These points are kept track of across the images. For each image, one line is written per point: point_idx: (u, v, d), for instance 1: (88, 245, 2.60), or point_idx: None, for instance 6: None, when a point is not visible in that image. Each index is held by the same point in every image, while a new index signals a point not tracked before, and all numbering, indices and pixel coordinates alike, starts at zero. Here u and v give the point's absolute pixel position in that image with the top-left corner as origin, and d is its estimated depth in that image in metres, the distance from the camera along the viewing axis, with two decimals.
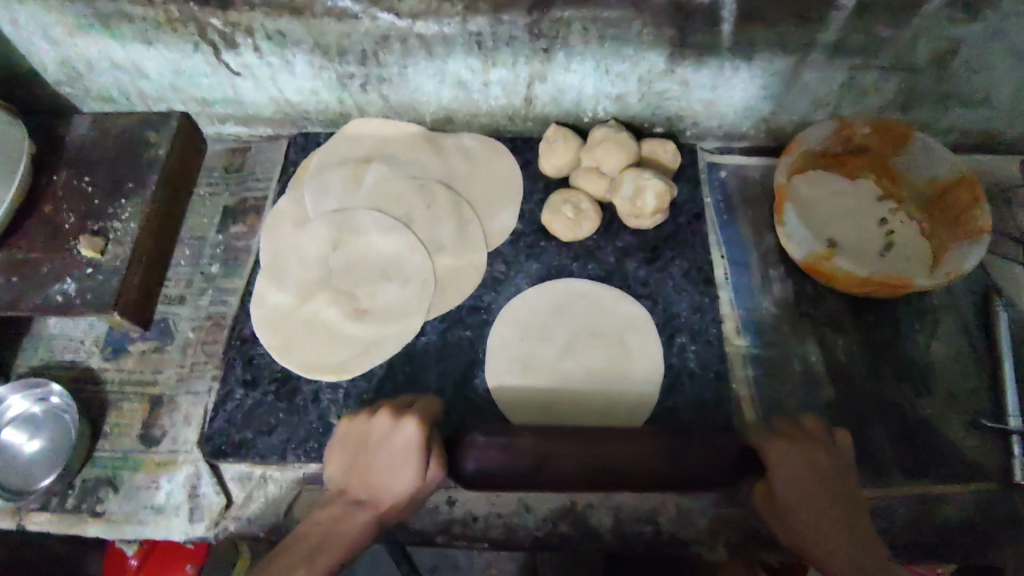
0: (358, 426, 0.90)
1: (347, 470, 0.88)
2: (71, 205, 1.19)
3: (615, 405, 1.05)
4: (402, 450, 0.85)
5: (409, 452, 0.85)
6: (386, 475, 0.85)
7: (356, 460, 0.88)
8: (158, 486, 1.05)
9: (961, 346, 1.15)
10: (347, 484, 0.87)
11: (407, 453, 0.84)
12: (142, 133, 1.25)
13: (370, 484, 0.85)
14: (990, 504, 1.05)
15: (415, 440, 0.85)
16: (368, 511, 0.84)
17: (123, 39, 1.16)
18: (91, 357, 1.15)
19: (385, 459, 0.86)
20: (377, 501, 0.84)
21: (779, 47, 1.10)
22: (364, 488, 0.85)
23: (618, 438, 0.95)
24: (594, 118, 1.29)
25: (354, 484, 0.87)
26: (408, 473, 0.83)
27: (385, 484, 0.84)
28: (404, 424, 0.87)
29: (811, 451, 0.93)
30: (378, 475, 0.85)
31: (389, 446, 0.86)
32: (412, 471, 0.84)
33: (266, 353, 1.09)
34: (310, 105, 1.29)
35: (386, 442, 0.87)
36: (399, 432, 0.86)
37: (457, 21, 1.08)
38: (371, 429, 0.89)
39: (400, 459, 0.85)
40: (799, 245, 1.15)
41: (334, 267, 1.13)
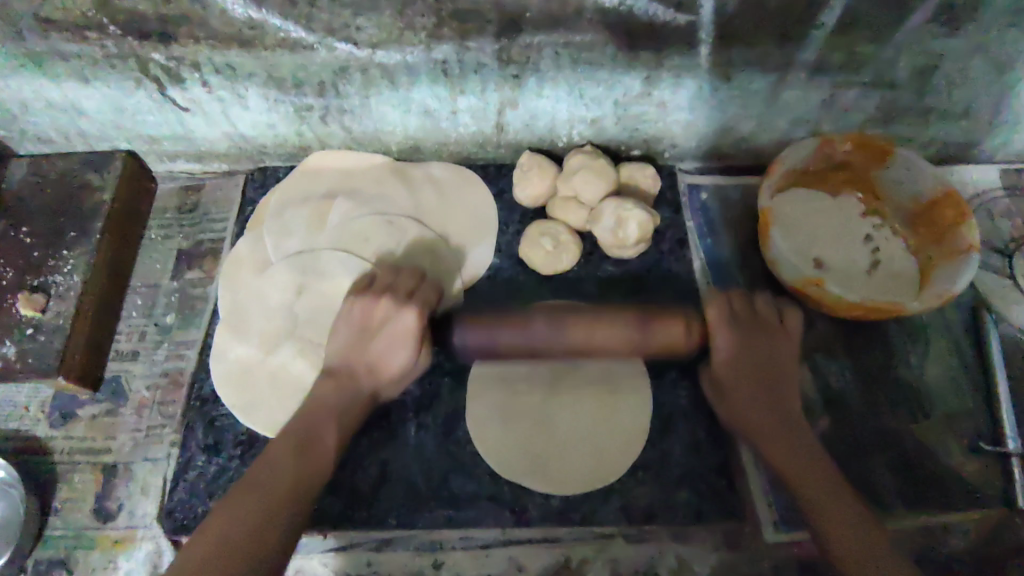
0: (358, 309, 0.93)
1: (348, 347, 0.92)
2: (7, 258, 1.10)
3: (606, 452, 0.98)
4: (401, 334, 0.90)
5: (404, 340, 0.90)
6: (383, 355, 0.91)
7: (357, 345, 0.92)
8: (115, 566, 0.96)
9: (953, 367, 1.12)
10: (348, 360, 0.92)
11: (403, 336, 0.89)
12: (83, 176, 1.16)
13: (364, 358, 0.92)
14: (997, 533, 1.01)
15: (413, 330, 0.89)
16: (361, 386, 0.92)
17: (56, 78, 1.07)
18: (36, 425, 1.06)
19: (386, 340, 0.90)
20: (369, 383, 0.92)
21: (759, 67, 1.06)
22: (355, 367, 0.92)
23: (608, 329, 1.00)
24: (569, 142, 1.23)
25: (349, 354, 0.92)
26: (403, 354, 0.91)
27: (383, 360, 0.91)
28: (405, 311, 0.90)
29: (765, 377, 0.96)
30: (374, 352, 0.91)
31: (388, 331, 0.90)
32: (406, 351, 0.90)
33: (229, 413, 1.01)
34: (267, 138, 1.21)
35: (384, 327, 0.91)
36: (397, 318, 0.90)
37: (420, 49, 1.01)
38: (373, 311, 0.92)
39: (400, 338, 0.90)
40: (788, 270, 1.11)
41: (300, 314, 1.06)
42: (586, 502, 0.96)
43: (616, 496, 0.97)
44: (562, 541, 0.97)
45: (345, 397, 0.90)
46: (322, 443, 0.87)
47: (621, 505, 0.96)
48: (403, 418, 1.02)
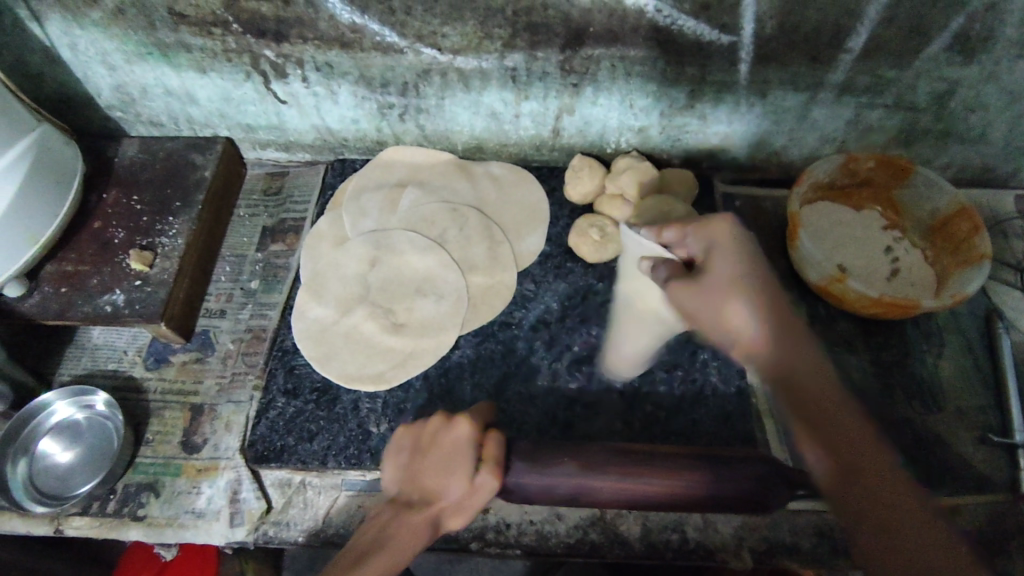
0: (412, 434, 0.89)
1: (403, 472, 0.88)
2: (120, 221, 1.24)
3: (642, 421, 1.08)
4: (451, 449, 0.84)
5: (455, 453, 0.83)
6: (438, 472, 0.83)
7: (411, 466, 0.87)
8: (198, 491, 1.07)
9: (966, 366, 1.21)
10: (400, 489, 0.86)
11: (455, 452, 0.83)
12: (189, 155, 1.32)
13: (422, 488, 0.85)
14: (1003, 515, 1.09)
15: (464, 441, 0.84)
16: (416, 516, 0.82)
17: (178, 68, 1.24)
18: (133, 366, 1.19)
19: (439, 464, 0.84)
20: (426, 513, 0.83)
21: (791, 86, 1.20)
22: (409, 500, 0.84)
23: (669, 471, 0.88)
24: (617, 149, 1.37)
25: (408, 487, 0.86)
26: (456, 475, 0.82)
27: (436, 487, 0.83)
28: (455, 426, 0.85)
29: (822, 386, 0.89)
30: (430, 477, 0.84)
31: (438, 447, 0.85)
32: (460, 480, 0.82)
33: (306, 363, 1.14)
34: (350, 132, 1.36)
35: (436, 441, 0.86)
36: (452, 433, 0.85)
37: (495, 56, 1.17)
38: (426, 429, 0.88)
39: (456, 458, 0.83)
40: (813, 269, 1.22)
41: (372, 284, 1.19)
42: None
43: None
44: None
45: (400, 526, 0.82)
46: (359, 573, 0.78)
47: None
48: (460, 378, 1.13)
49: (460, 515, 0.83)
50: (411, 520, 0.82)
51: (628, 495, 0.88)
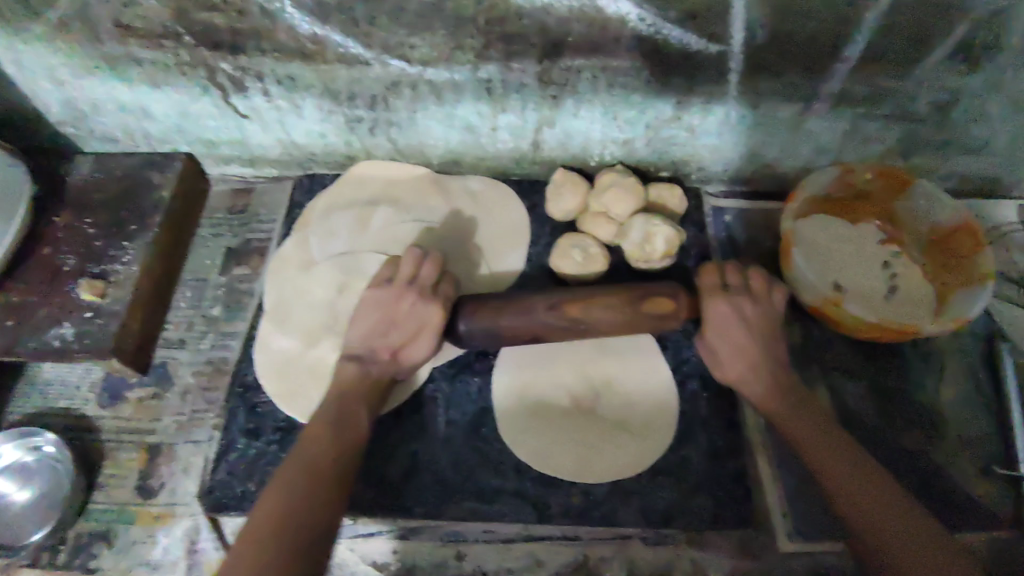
0: (382, 297, 0.98)
1: (368, 334, 0.97)
2: (71, 247, 1.16)
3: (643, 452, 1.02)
4: (425, 328, 0.96)
5: (428, 334, 0.97)
6: (407, 334, 0.97)
7: (378, 326, 0.97)
8: (154, 541, 1.01)
9: (968, 391, 1.16)
10: (368, 347, 0.97)
11: (419, 325, 0.97)
12: (145, 174, 1.24)
13: (390, 310, 0.97)
14: (1004, 553, 1.05)
15: (438, 326, 0.97)
16: (381, 366, 0.97)
17: (130, 82, 1.15)
18: (86, 403, 1.12)
19: (402, 331, 0.97)
20: (389, 369, 0.97)
21: (785, 97, 1.12)
22: (376, 353, 0.97)
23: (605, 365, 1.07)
24: (601, 162, 1.29)
25: (367, 343, 0.97)
26: (425, 345, 0.97)
27: (408, 348, 0.97)
28: (422, 300, 0.97)
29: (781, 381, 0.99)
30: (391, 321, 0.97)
31: (413, 319, 0.97)
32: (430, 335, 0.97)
33: (269, 400, 1.07)
34: (317, 146, 1.28)
35: (409, 316, 0.97)
36: (418, 305, 0.97)
37: (468, 68, 1.08)
38: (396, 301, 0.97)
39: (421, 328, 0.97)
40: (807, 290, 1.16)
41: (340, 312, 1.11)
42: (606, 502, 0.99)
43: (636, 498, 1.00)
44: (580, 540, 1.01)
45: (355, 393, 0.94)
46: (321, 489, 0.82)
47: (639, 508, 0.99)
48: (434, 413, 1.06)
49: (414, 368, 1.00)
50: (377, 372, 0.96)
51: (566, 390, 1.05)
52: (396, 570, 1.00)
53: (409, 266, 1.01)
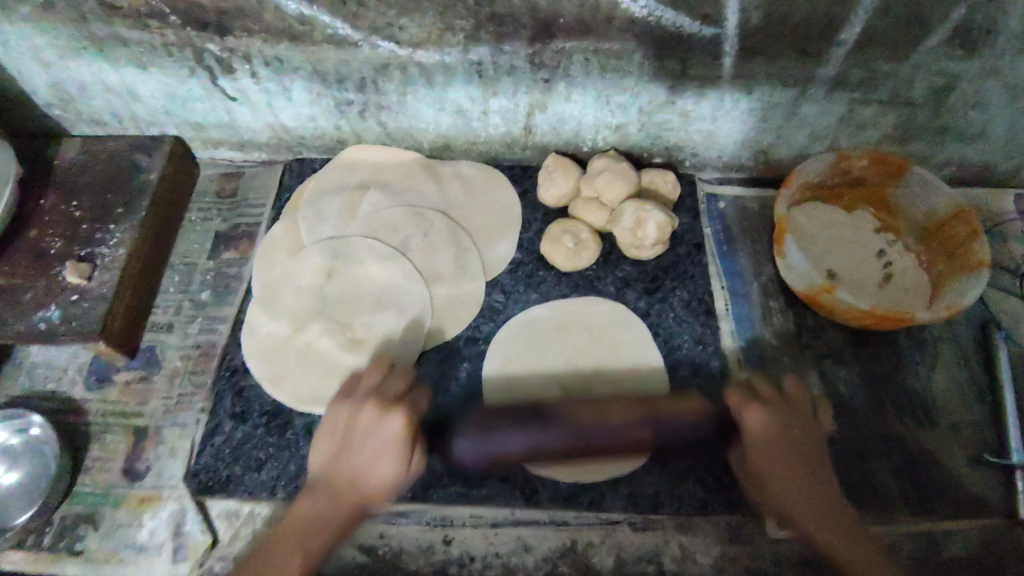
0: (340, 421, 0.86)
1: (330, 460, 0.85)
2: (57, 230, 1.15)
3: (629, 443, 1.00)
4: (386, 443, 0.82)
5: (391, 448, 0.82)
6: (370, 466, 0.82)
7: (338, 457, 0.84)
8: (140, 524, 1.00)
9: (961, 378, 1.15)
10: (330, 472, 0.84)
11: (386, 443, 0.82)
12: (133, 157, 1.23)
13: (346, 478, 0.83)
14: (996, 541, 1.04)
15: (401, 436, 0.82)
16: (351, 492, 0.83)
17: (116, 63, 1.14)
18: (73, 386, 1.12)
19: (371, 450, 0.83)
20: (353, 498, 0.83)
21: (779, 81, 1.11)
22: (336, 484, 0.83)
23: None
24: (593, 147, 1.28)
25: (335, 461, 0.84)
26: (391, 461, 0.82)
27: (371, 467, 0.82)
28: (390, 417, 0.84)
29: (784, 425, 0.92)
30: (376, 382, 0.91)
31: (371, 443, 0.83)
32: (396, 460, 0.82)
33: (257, 384, 1.06)
34: (307, 130, 1.27)
35: (366, 442, 0.83)
36: (387, 426, 0.83)
37: (458, 50, 1.07)
38: (359, 422, 0.85)
39: (384, 446, 0.83)
40: (799, 277, 1.15)
41: (329, 296, 1.10)
42: (593, 488, 0.99)
43: (623, 484, 0.99)
44: (568, 525, 1.00)
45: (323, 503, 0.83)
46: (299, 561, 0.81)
47: (627, 493, 0.99)
48: None
49: (384, 495, 0.84)
50: (337, 503, 0.83)
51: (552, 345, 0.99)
52: (384, 554, 0.99)
53: (376, 379, 0.91)
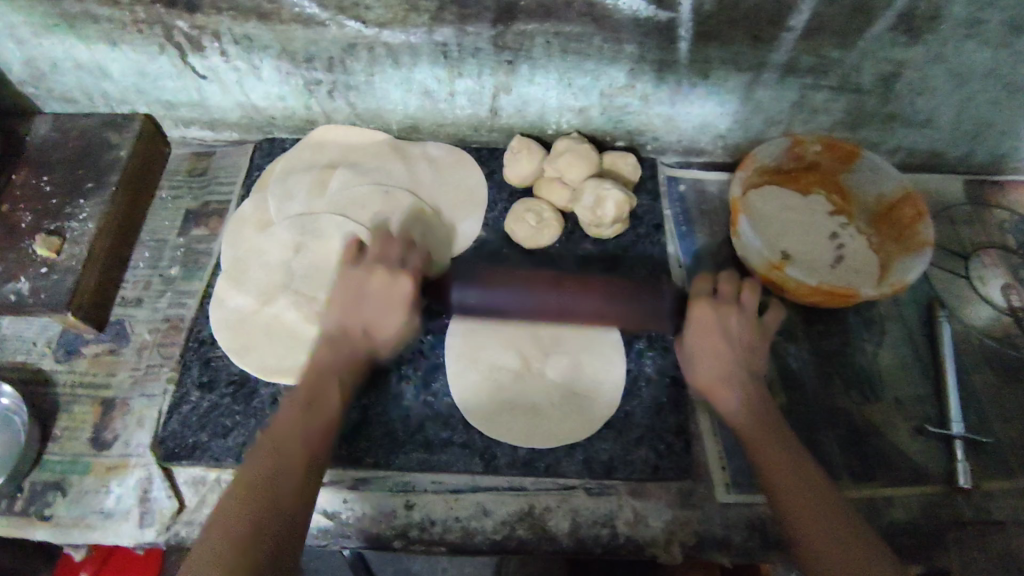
0: (353, 276, 1.01)
1: (342, 315, 1.00)
2: (27, 205, 1.17)
3: (583, 414, 1.05)
4: (396, 302, 0.98)
5: (397, 305, 0.99)
6: (378, 307, 0.99)
7: (352, 309, 1.00)
8: (107, 490, 1.02)
9: (906, 355, 1.20)
10: (343, 325, 0.99)
11: (397, 301, 0.99)
12: (103, 134, 1.24)
13: (362, 317, 0.99)
14: (937, 507, 1.08)
15: (412, 294, 0.99)
16: (358, 349, 1.00)
17: (86, 40, 1.15)
18: (42, 358, 1.13)
19: (379, 305, 0.99)
20: (360, 348, 1.01)
21: (734, 66, 1.15)
22: (348, 331, 0.99)
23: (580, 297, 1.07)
24: (558, 130, 1.32)
25: (349, 316, 0.99)
26: (396, 318, 0.99)
27: (376, 321, 0.99)
28: (401, 281, 0.99)
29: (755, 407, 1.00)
30: (375, 308, 0.99)
31: (385, 295, 0.99)
32: (398, 311, 0.99)
33: (224, 355, 1.08)
34: (277, 110, 1.29)
35: (380, 292, 0.99)
36: (397, 285, 0.99)
37: (423, 31, 1.10)
38: (368, 281, 1.00)
39: (394, 302, 0.99)
40: (754, 256, 1.19)
41: (296, 271, 1.13)
42: (551, 454, 1.04)
43: (579, 450, 1.04)
44: (526, 490, 1.04)
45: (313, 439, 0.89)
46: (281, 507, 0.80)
47: (583, 458, 1.04)
48: (386, 369, 1.09)
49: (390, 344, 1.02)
50: (350, 353, 0.99)
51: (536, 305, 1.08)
52: (346, 518, 1.02)
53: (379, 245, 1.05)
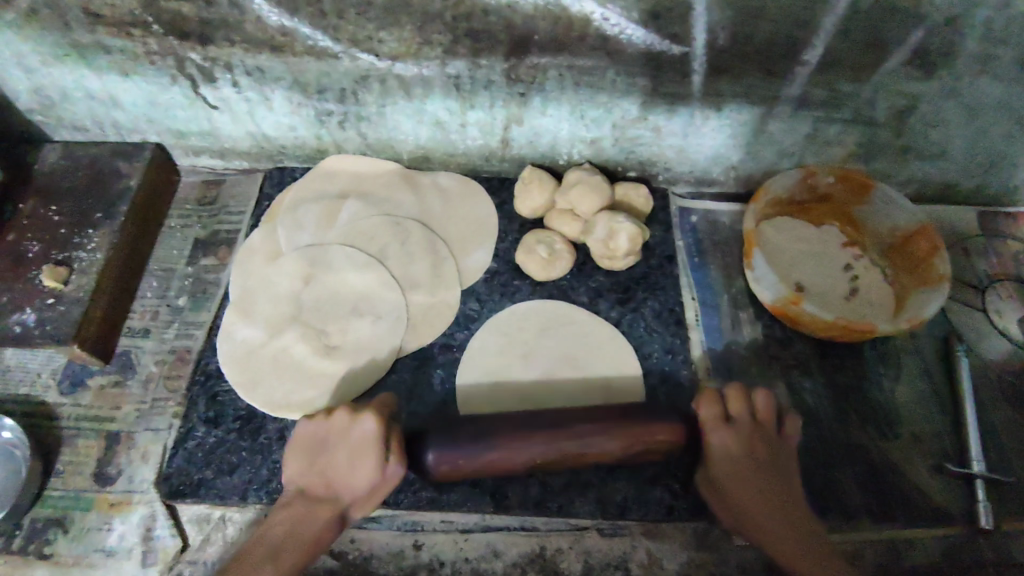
0: (317, 427, 0.92)
1: (306, 467, 0.91)
2: (35, 233, 1.16)
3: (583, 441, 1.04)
4: (364, 444, 0.87)
5: (369, 445, 0.87)
6: (347, 471, 0.88)
7: (315, 461, 0.90)
8: (110, 527, 1.00)
9: (922, 390, 1.18)
10: (303, 483, 0.90)
11: (365, 445, 0.87)
12: (114, 163, 1.24)
13: (325, 478, 0.89)
14: (958, 549, 1.06)
15: (376, 434, 0.88)
16: (325, 511, 0.87)
17: (99, 71, 1.16)
18: (46, 390, 1.12)
19: (344, 455, 0.88)
20: (334, 502, 0.88)
21: (746, 99, 1.15)
22: (312, 497, 0.89)
23: (587, 434, 0.87)
24: (569, 160, 1.31)
25: (312, 480, 0.90)
26: (368, 461, 0.86)
27: (346, 473, 0.88)
28: (363, 420, 0.89)
29: (751, 443, 0.94)
30: (336, 471, 0.88)
31: (350, 443, 0.89)
32: (371, 459, 0.87)
33: (231, 389, 1.07)
34: (288, 139, 1.29)
35: (347, 441, 0.89)
36: (358, 430, 0.89)
37: (436, 64, 1.10)
38: (332, 427, 0.91)
39: (362, 447, 0.88)
40: (767, 289, 1.17)
41: (305, 303, 1.12)
42: (563, 493, 1.01)
43: (592, 490, 1.01)
44: (538, 530, 1.01)
45: (305, 518, 0.86)
46: (270, 564, 0.82)
47: (596, 499, 1.01)
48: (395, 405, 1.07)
49: (362, 500, 0.88)
50: (319, 512, 0.87)
51: (555, 447, 0.87)
52: (354, 559, 1.00)
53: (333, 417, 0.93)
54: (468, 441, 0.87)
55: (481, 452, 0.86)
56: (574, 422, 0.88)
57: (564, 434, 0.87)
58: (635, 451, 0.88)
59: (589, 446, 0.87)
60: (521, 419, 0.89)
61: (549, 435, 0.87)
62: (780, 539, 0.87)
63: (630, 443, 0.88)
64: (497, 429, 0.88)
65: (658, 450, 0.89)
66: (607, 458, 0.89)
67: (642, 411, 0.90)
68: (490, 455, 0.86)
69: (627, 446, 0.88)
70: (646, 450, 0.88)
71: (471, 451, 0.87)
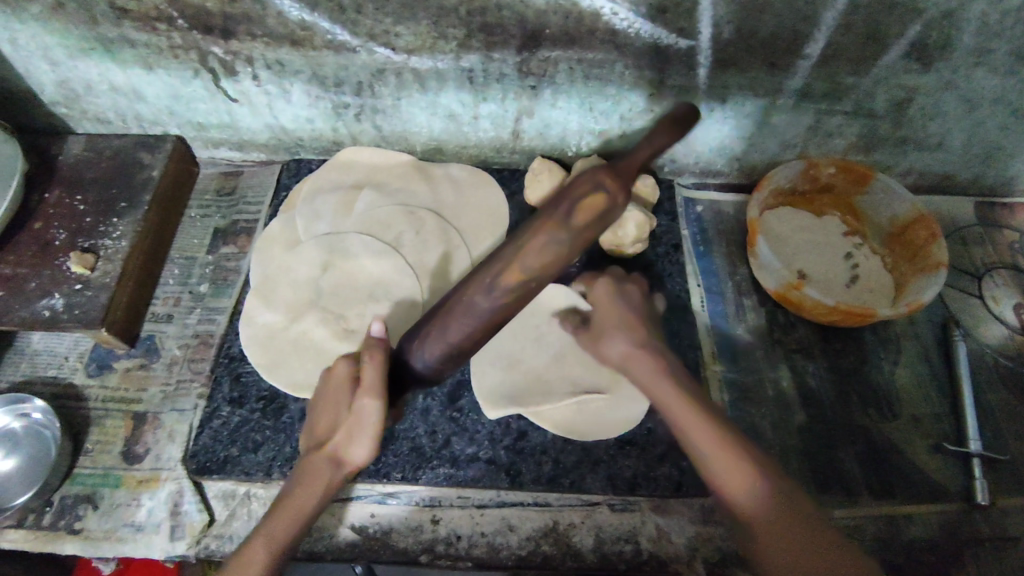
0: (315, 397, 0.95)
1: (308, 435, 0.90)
2: (62, 222, 1.20)
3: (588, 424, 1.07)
4: (337, 384, 0.91)
5: (340, 383, 0.91)
6: (328, 412, 0.89)
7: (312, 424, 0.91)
8: (138, 503, 1.04)
9: (921, 373, 1.22)
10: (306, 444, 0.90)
11: (339, 385, 0.91)
12: (136, 154, 1.28)
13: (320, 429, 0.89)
14: (957, 526, 1.09)
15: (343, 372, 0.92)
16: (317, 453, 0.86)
17: (123, 64, 1.19)
18: (74, 373, 1.16)
19: (326, 403, 0.90)
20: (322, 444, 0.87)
21: (750, 91, 1.18)
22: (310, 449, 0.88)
23: (536, 237, 0.78)
24: (578, 152, 1.35)
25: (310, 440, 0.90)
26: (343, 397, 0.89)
27: (330, 416, 0.89)
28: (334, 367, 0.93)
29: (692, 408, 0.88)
30: (323, 420, 0.89)
31: (330, 389, 0.91)
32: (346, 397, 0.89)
33: (254, 371, 1.11)
34: (305, 132, 1.33)
35: (325, 389, 0.92)
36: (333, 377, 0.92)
37: (450, 57, 1.14)
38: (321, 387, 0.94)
39: (341, 390, 0.90)
40: (771, 275, 1.21)
41: (324, 288, 1.16)
42: (575, 469, 1.05)
43: (602, 466, 1.05)
44: (551, 506, 1.06)
45: (307, 466, 0.85)
46: (293, 502, 0.83)
47: (607, 475, 1.04)
48: None
49: (351, 435, 0.85)
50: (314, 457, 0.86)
51: (500, 296, 0.79)
52: (374, 533, 1.03)
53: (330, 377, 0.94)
54: (451, 329, 0.83)
55: (447, 333, 0.83)
56: (526, 251, 0.78)
57: (517, 262, 0.77)
58: (585, 234, 0.79)
59: (545, 248, 0.77)
60: (486, 286, 0.79)
61: (527, 259, 0.77)
62: (751, 500, 0.82)
63: (582, 231, 0.79)
64: (450, 307, 0.83)
65: (604, 219, 0.80)
66: (576, 256, 0.81)
67: (564, 202, 0.78)
68: (455, 335, 0.83)
69: (565, 223, 0.77)
70: (582, 212, 0.77)
71: (428, 335, 0.85)
